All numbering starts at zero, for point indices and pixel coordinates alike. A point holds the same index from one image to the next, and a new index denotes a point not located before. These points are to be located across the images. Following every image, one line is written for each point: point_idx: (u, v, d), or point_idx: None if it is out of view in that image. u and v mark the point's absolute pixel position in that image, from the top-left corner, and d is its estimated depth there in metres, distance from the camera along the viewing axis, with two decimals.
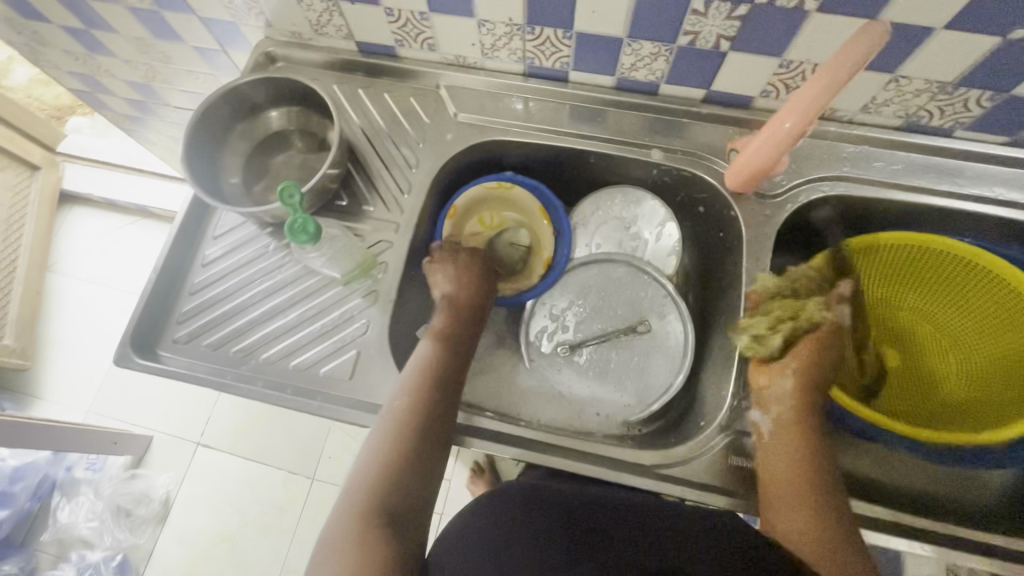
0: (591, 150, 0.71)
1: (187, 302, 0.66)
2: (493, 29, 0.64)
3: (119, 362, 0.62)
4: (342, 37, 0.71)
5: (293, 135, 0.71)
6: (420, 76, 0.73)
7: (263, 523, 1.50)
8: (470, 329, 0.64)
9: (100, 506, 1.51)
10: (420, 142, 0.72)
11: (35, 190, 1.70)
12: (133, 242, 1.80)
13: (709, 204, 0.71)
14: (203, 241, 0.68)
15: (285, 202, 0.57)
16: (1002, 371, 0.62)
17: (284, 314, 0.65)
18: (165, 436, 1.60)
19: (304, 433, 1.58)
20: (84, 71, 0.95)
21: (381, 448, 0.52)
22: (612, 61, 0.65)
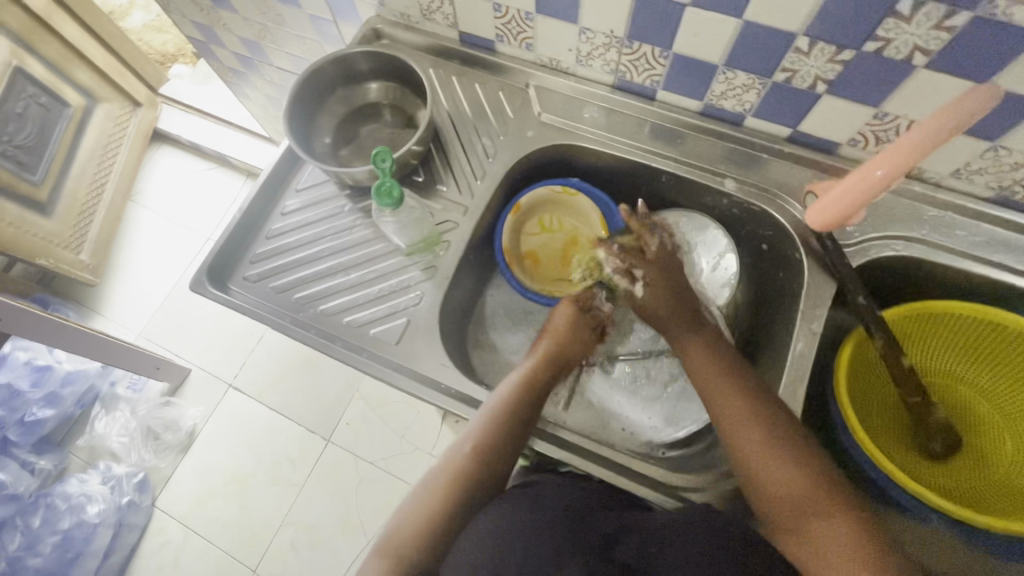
0: (665, 169, 0.72)
1: (262, 246, 0.70)
2: (593, 38, 0.66)
3: (193, 288, 0.66)
4: (447, 25, 0.75)
5: (385, 109, 0.75)
6: (512, 72, 0.76)
7: (274, 472, 1.56)
8: (537, 399, 0.63)
9: (133, 424, 1.60)
10: (501, 135, 0.74)
11: (133, 124, 1.84)
12: (207, 186, 1.91)
13: (774, 242, 0.70)
14: (286, 193, 0.73)
15: (377, 164, 0.61)
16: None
17: (346, 272, 0.68)
18: (202, 372, 1.69)
19: (329, 395, 1.64)
20: (205, 22, 1.03)
21: (421, 504, 0.57)
22: (702, 87, 0.66)
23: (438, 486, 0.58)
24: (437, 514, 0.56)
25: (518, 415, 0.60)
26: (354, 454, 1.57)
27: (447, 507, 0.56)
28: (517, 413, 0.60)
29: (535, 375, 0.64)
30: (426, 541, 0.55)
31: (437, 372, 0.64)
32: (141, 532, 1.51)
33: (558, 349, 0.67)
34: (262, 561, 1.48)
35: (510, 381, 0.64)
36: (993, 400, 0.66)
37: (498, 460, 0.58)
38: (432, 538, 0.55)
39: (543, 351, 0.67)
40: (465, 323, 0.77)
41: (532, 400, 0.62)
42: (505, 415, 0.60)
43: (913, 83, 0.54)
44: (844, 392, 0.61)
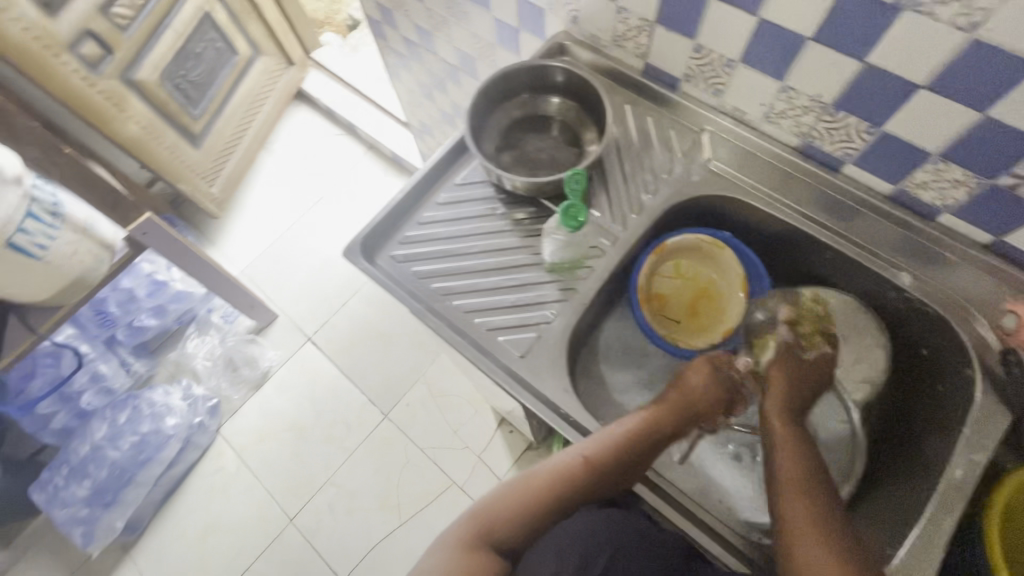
0: (831, 246, 0.68)
1: (412, 229, 0.73)
2: (793, 98, 0.64)
3: (345, 255, 0.70)
4: (635, 54, 0.75)
5: (554, 123, 0.76)
6: (689, 113, 0.75)
7: (329, 431, 1.62)
8: (659, 440, 0.61)
9: (219, 352, 1.72)
10: (664, 174, 0.73)
11: (283, 80, 1.98)
12: (332, 149, 2.03)
13: (938, 351, 0.64)
14: (444, 184, 0.75)
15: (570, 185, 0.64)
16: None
17: (487, 275, 0.69)
18: (287, 319, 1.79)
19: (395, 372, 1.68)
20: (389, 5, 1.09)
21: (522, 487, 0.61)
22: (901, 172, 0.62)
23: (542, 479, 0.61)
24: (534, 505, 0.59)
25: (637, 450, 0.59)
26: (406, 436, 1.60)
27: (543, 504, 0.59)
28: (637, 448, 0.59)
29: (665, 415, 0.62)
30: (519, 522, 0.60)
31: (557, 396, 0.63)
32: (203, 451, 1.62)
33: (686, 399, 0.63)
34: (301, 512, 1.54)
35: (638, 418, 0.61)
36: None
37: (604, 484, 0.59)
38: (524, 524, 0.59)
39: (678, 395, 0.64)
40: (579, 349, 0.76)
41: (654, 440, 0.60)
42: (627, 445, 0.59)
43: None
44: (994, 536, 0.55)
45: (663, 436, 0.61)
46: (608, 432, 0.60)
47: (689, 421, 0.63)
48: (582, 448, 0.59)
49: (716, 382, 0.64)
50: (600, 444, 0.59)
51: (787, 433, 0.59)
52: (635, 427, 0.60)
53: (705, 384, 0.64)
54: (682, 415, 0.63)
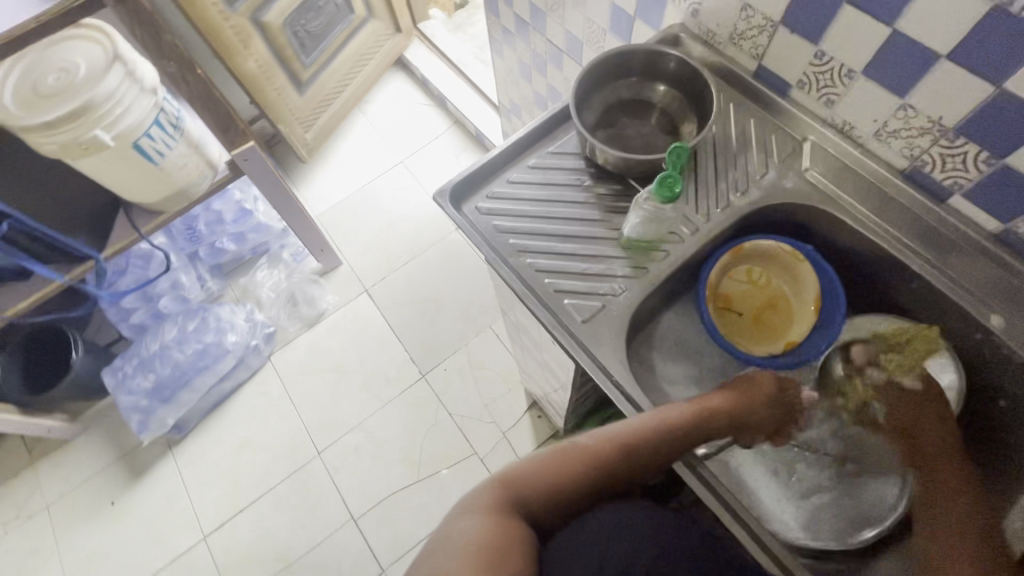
0: (920, 276, 0.66)
1: (500, 186, 0.76)
2: (910, 118, 0.62)
3: (435, 198, 0.74)
4: (750, 54, 0.75)
5: (655, 110, 0.78)
6: (793, 120, 0.74)
7: (368, 380, 1.70)
8: (699, 440, 0.64)
9: (284, 286, 1.84)
10: (757, 176, 0.73)
11: (388, 45, 2.07)
12: (420, 118, 2.11)
13: (1015, 403, 0.62)
14: (537, 150, 0.78)
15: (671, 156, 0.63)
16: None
17: (563, 241, 0.72)
18: (349, 268, 1.87)
19: (439, 337, 1.74)
20: None
21: (557, 460, 0.61)
22: (1015, 210, 0.59)
23: (579, 455, 0.61)
24: (569, 478, 0.60)
25: (676, 445, 0.62)
26: (438, 398, 1.65)
27: (576, 476, 0.60)
28: (677, 443, 0.62)
29: (708, 418, 0.65)
30: (548, 493, 0.59)
31: (611, 366, 0.65)
32: (252, 373, 1.73)
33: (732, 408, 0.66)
34: (328, 448, 1.62)
35: (681, 410, 0.64)
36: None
37: (638, 470, 0.62)
38: (555, 497, 0.59)
39: (725, 403, 0.66)
40: (635, 333, 0.77)
41: (694, 439, 0.63)
42: (670, 438, 0.62)
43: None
44: None
45: (703, 437, 0.64)
46: (655, 422, 0.62)
47: (729, 431, 0.66)
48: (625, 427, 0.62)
49: (764, 399, 0.68)
50: (646, 432, 0.61)
51: (956, 481, 0.60)
52: (680, 423, 0.63)
53: (754, 397, 0.67)
54: (724, 423, 0.65)
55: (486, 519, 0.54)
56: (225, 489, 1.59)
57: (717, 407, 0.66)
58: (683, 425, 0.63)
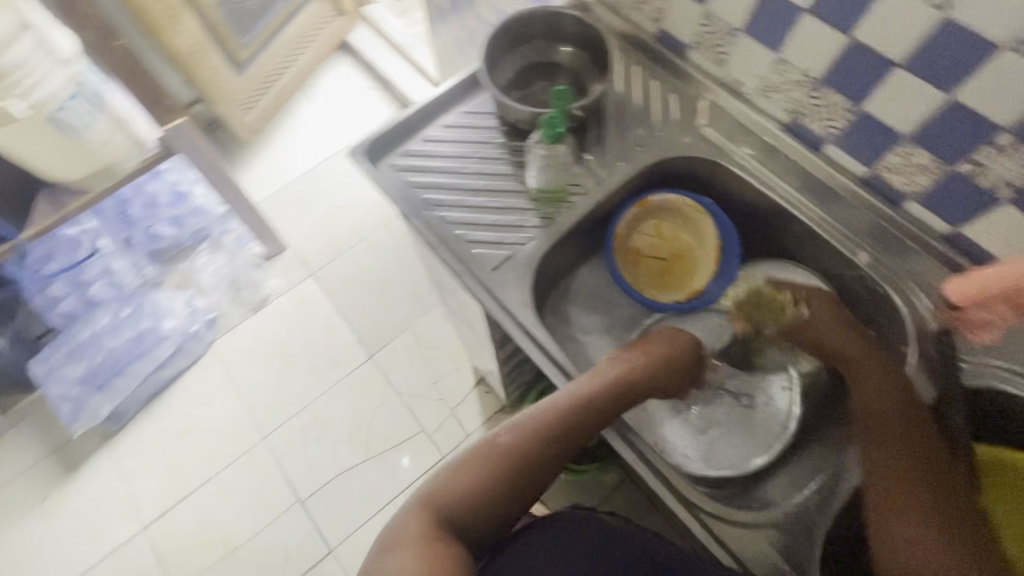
0: (801, 220, 0.72)
1: (415, 145, 0.78)
2: (785, 71, 0.67)
3: (352, 155, 0.76)
4: (650, 18, 0.79)
5: (564, 72, 0.81)
6: (690, 80, 0.79)
7: (315, 363, 1.68)
8: (613, 414, 0.63)
9: (225, 272, 1.78)
10: (658, 132, 0.78)
11: (331, 27, 2.05)
12: (363, 101, 2.07)
13: (884, 332, 0.69)
14: (453, 109, 0.80)
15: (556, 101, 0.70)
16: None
17: (475, 195, 0.74)
18: (294, 252, 1.85)
19: (387, 318, 1.74)
20: None
21: (473, 468, 0.61)
22: (875, 154, 0.65)
23: (492, 456, 0.61)
24: (487, 485, 0.60)
25: (588, 423, 0.62)
26: (387, 378, 1.65)
27: (499, 475, 0.60)
28: (593, 418, 0.62)
29: (617, 391, 0.64)
30: (475, 501, 0.60)
31: (518, 309, 0.68)
32: (193, 361, 1.68)
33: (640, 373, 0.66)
34: (274, 433, 1.60)
35: (588, 384, 0.64)
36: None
37: (557, 456, 0.62)
38: (482, 504, 0.60)
39: (629, 371, 0.66)
40: (551, 286, 0.80)
41: (607, 414, 0.63)
42: (578, 417, 0.62)
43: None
44: None
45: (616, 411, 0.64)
46: (559, 406, 0.62)
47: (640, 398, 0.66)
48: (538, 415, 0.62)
49: (668, 366, 0.68)
50: (552, 417, 0.62)
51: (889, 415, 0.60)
52: (589, 402, 0.62)
53: (657, 367, 0.67)
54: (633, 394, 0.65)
55: (409, 552, 0.54)
56: (166, 478, 1.55)
57: (621, 375, 0.65)
58: (595, 401, 0.63)
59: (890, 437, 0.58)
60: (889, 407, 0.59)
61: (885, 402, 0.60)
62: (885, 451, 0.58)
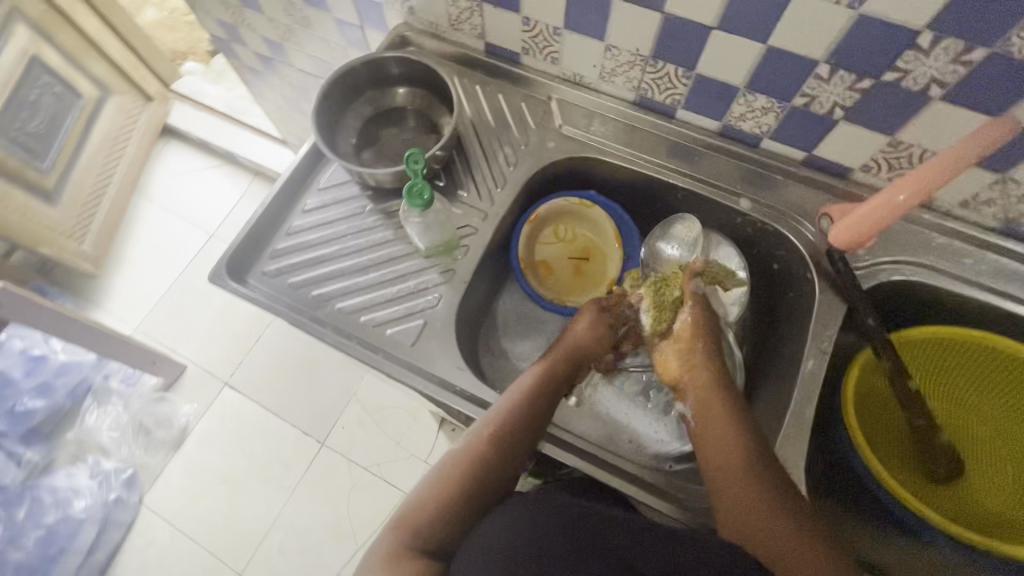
0: (681, 187, 0.74)
1: (281, 241, 0.71)
2: (617, 55, 0.68)
3: (212, 279, 0.67)
4: (474, 35, 0.77)
5: (409, 113, 0.77)
6: (534, 84, 0.78)
7: (267, 474, 1.53)
8: (555, 392, 0.63)
9: (124, 419, 1.56)
10: (522, 145, 0.76)
11: (144, 117, 1.82)
12: (213, 184, 1.87)
13: (784, 263, 0.73)
14: (309, 190, 0.74)
15: (410, 165, 0.64)
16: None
17: (365, 272, 0.69)
18: (197, 369, 1.65)
19: (326, 396, 1.61)
20: (230, 22, 1.07)
21: (434, 487, 0.56)
22: (722, 108, 0.68)
23: (451, 468, 0.57)
24: (452, 498, 0.55)
25: (535, 406, 0.61)
26: (348, 457, 1.54)
27: (460, 484, 0.56)
28: (543, 400, 0.61)
29: (554, 367, 0.65)
30: (441, 517, 0.54)
31: (452, 375, 0.64)
32: (125, 531, 1.47)
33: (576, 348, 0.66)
34: (249, 566, 1.44)
35: (531, 372, 0.64)
36: (1012, 441, 0.65)
37: (516, 451, 0.58)
38: (449, 517, 0.54)
39: (561, 350, 0.66)
40: (476, 330, 0.77)
41: (550, 393, 0.63)
42: (524, 403, 0.61)
43: (936, 163, 0.53)
44: (850, 410, 0.63)
45: (558, 389, 0.64)
46: (504, 398, 0.61)
47: (577, 370, 0.66)
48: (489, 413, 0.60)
49: (596, 330, 0.68)
50: (499, 410, 0.60)
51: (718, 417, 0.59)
52: (530, 386, 0.62)
53: (586, 335, 0.67)
54: (570, 368, 0.66)
55: None
56: None
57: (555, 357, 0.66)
58: (540, 385, 0.62)
59: (725, 462, 0.56)
60: (720, 424, 0.58)
61: (715, 422, 0.58)
62: (723, 471, 0.55)
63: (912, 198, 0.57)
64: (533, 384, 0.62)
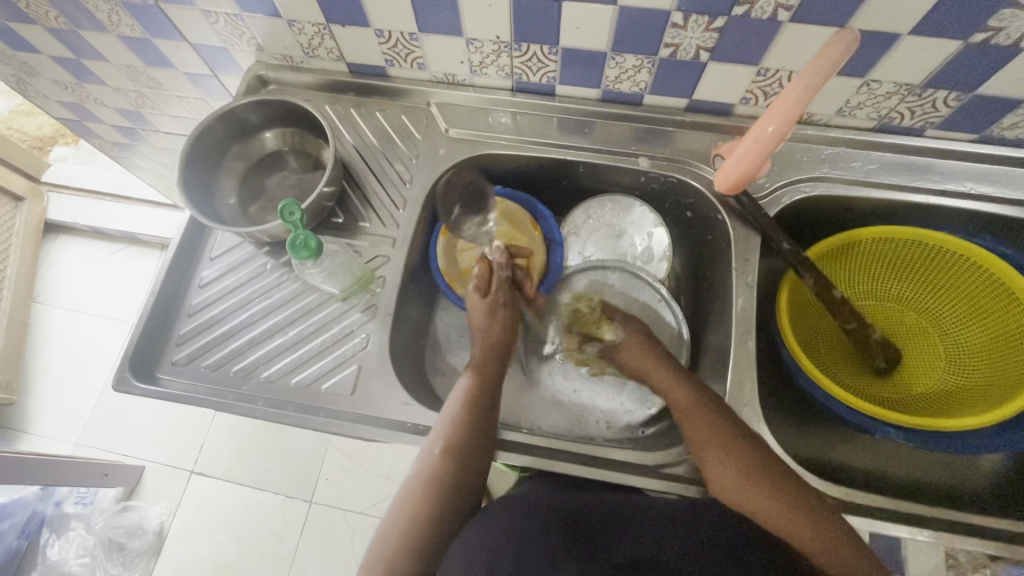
0: (579, 160, 0.73)
1: (185, 324, 0.66)
2: (481, 47, 0.66)
3: (117, 386, 0.62)
4: (332, 59, 0.73)
5: (288, 155, 0.73)
6: (409, 94, 0.75)
7: (261, 550, 1.36)
8: (493, 392, 0.63)
9: (91, 541, 1.38)
10: (414, 158, 0.74)
11: (20, 220, 1.64)
12: (120, 270, 1.73)
13: (696, 208, 0.73)
14: (200, 263, 0.69)
15: (286, 219, 0.59)
16: (986, 370, 0.64)
17: (283, 332, 0.65)
18: (159, 466, 1.48)
19: (302, 455, 1.45)
20: (74, 100, 0.97)
21: (404, 517, 0.54)
22: (597, 75, 0.67)
23: (416, 495, 0.55)
24: (418, 524, 0.53)
25: (480, 411, 0.60)
26: (342, 509, 1.39)
27: (427, 515, 0.54)
28: (485, 408, 0.60)
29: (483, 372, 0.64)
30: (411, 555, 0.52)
31: (400, 412, 0.61)
32: None
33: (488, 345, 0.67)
34: None
35: (463, 385, 0.62)
36: (932, 324, 0.69)
37: (473, 464, 0.57)
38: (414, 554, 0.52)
39: (478, 346, 0.67)
40: (419, 356, 0.75)
41: (488, 390, 0.62)
42: (469, 411, 0.59)
43: (793, 88, 0.50)
44: (788, 333, 0.65)
45: (495, 388, 0.63)
46: (447, 412, 0.59)
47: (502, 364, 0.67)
48: (439, 435, 0.58)
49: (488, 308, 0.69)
50: (447, 426, 0.58)
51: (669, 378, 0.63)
52: (467, 393, 0.61)
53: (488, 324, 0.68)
54: (493, 363, 0.65)
55: None
56: None
57: (477, 356, 0.66)
58: (480, 395, 0.61)
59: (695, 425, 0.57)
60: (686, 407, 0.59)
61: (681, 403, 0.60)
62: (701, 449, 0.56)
63: (781, 128, 0.54)
64: (474, 394, 0.61)
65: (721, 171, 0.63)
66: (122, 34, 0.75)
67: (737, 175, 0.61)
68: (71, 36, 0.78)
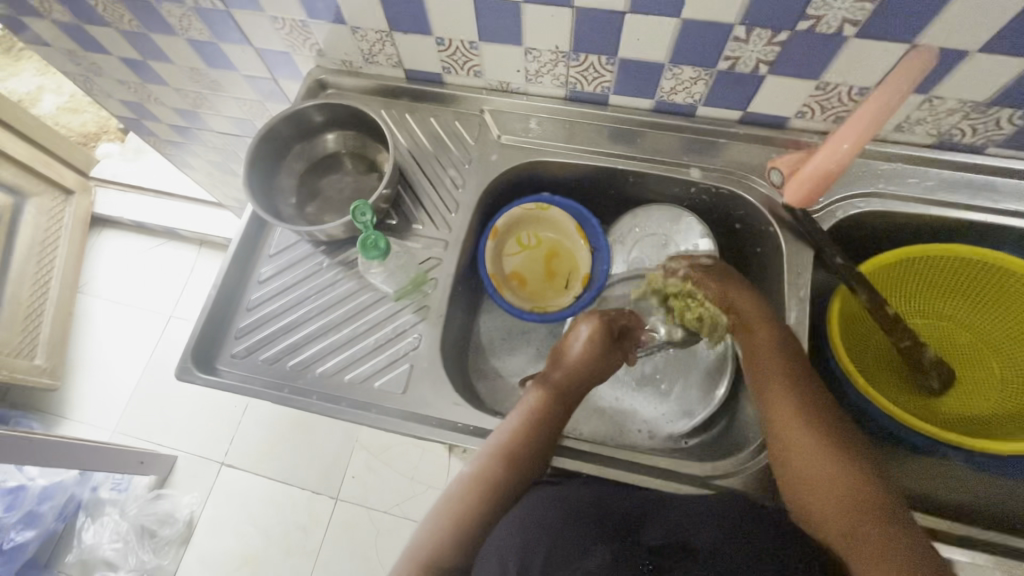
0: (630, 169, 0.74)
1: (244, 318, 0.68)
2: (539, 56, 0.67)
3: (180, 375, 0.64)
4: (390, 65, 0.75)
5: (345, 157, 0.75)
6: (463, 101, 0.77)
7: (288, 544, 1.38)
8: (560, 414, 0.62)
9: (125, 527, 1.42)
10: (466, 164, 0.75)
11: (69, 213, 1.70)
12: (161, 264, 1.79)
13: (745, 220, 0.73)
14: (260, 260, 0.71)
15: (359, 219, 0.63)
16: None
17: (338, 329, 0.67)
18: (191, 456, 1.51)
19: (329, 451, 1.47)
20: (135, 99, 1.02)
21: (449, 511, 0.57)
22: (652, 86, 0.68)
23: (464, 492, 0.58)
24: (463, 522, 0.56)
25: (542, 431, 0.60)
26: (367, 507, 1.41)
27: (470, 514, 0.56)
28: (546, 431, 0.60)
29: (555, 393, 0.63)
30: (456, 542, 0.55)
31: (451, 412, 0.62)
32: None
33: (573, 371, 0.64)
34: None
35: (530, 401, 0.62)
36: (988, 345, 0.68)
37: (526, 471, 0.58)
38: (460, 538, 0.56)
39: (562, 370, 0.64)
40: (463, 357, 0.76)
41: (557, 409, 0.62)
42: (529, 427, 0.59)
43: (875, 100, 0.55)
44: (841, 350, 0.63)
45: (562, 413, 0.62)
46: (507, 422, 0.60)
47: (581, 390, 0.64)
48: (496, 443, 0.59)
49: (597, 344, 0.65)
50: (505, 437, 0.59)
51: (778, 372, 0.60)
52: (532, 409, 0.61)
53: (584, 351, 0.64)
54: (573, 389, 0.64)
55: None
56: None
57: (558, 376, 0.64)
58: (545, 416, 0.61)
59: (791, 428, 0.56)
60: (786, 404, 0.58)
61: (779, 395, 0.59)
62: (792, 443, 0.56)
63: (857, 143, 0.56)
64: (537, 412, 0.61)
65: (789, 184, 0.63)
66: (192, 37, 0.78)
67: (805, 186, 0.61)
68: (142, 38, 0.81)
